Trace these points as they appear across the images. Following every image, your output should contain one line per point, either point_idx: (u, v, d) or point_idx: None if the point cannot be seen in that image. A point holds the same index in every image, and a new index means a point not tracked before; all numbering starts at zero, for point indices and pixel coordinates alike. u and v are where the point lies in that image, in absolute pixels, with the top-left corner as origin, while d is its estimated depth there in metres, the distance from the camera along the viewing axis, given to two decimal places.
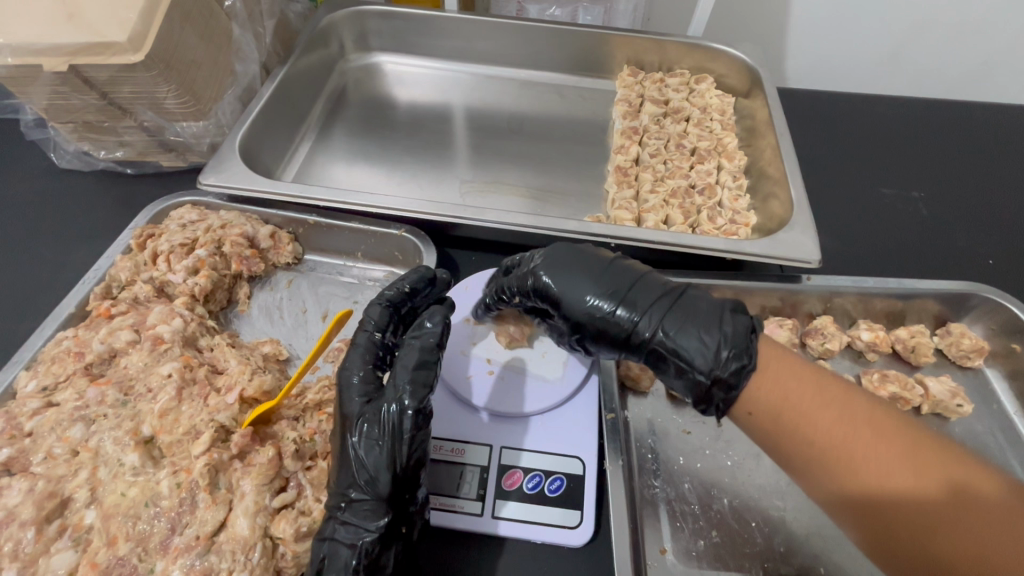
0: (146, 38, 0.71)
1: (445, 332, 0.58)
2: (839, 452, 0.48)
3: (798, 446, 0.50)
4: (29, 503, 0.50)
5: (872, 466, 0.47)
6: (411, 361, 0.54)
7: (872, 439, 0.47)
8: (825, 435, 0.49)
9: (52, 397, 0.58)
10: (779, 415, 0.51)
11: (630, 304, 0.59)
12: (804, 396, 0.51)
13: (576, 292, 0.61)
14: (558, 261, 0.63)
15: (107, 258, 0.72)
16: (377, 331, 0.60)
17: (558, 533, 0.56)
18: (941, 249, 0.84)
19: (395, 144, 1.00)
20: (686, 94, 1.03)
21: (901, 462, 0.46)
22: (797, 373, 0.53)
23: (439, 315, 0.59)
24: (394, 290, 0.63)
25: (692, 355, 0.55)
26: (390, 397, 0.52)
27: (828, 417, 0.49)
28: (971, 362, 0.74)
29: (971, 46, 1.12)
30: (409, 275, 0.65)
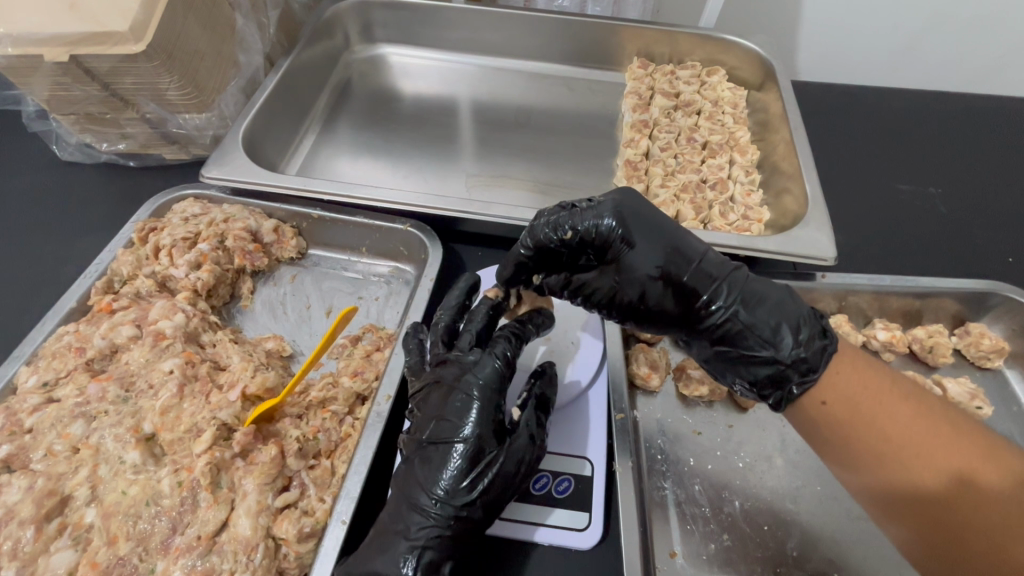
0: (148, 27, 0.69)
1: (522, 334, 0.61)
2: (910, 447, 0.48)
3: (869, 440, 0.50)
4: (28, 501, 0.49)
5: (943, 462, 0.47)
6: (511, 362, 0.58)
7: (946, 438, 0.47)
8: (898, 432, 0.49)
9: (52, 393, 0.57)
10: (850, 408, 0.51)
11: (705, 275, 0.57)
12: (877, 392, 0.51)
13: (650, 260, 0.57)
14: (632, 220, 0.58)
15: (108, 252, 0.71)
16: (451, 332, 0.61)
17: (566, 536, 0.55)
18: (960, 247, 0.81)
19: (401, 137, 0.99)
20: (697, 86, 1.00)
21: (976, 463, 0.46)
22: (873, 370, 0.53)
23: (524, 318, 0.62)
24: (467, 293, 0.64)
25: (765, 337, 0.55)
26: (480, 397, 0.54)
27: (901, 411, 0.50)
28: (991, 363, 0.72)
29: (992, 38, 1.09)
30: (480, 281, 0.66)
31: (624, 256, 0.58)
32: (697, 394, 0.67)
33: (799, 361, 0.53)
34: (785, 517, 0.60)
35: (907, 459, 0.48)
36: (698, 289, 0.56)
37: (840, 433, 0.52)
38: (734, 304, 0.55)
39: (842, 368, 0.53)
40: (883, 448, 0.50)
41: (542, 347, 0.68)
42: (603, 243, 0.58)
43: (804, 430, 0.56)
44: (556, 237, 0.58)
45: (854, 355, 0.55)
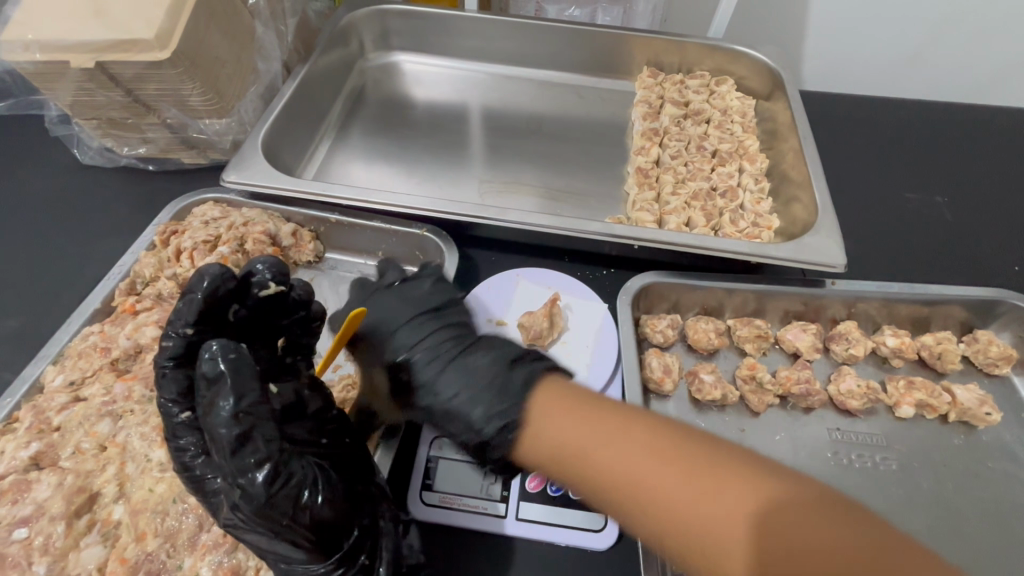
0: (172, 36, 0.71)
1: (231, 380, 0.44)
2: (662, 492, 0.42)
3: (625, 489, 0.43)
4: (58, 497, 0.50)
5: (700, 501, 0.40)
6: (220, 441, 0.43)
7: (639, 455, 0.43)
8: (610, 472, 0.44)
9: (80, 391, 0.59)
10: (576, 454, 0.45)
11: (459, 358, 0.55)
12: (575, 429, 0.46)
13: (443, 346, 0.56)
14: (388, 308, 0.61)
15: (131, 254, 0.73)
16: (185, 409, 0.50)
17: (584, 536, 0.56)
18: (967, 255, 0.83)
19: (414, 144, 1.00)
20: (706, 96, 1.02)
21: (678, 480, 0.42)
22: (568, 410, 0.48)
23: (220, 356, 0.45)
24: (173, 342, 0.50)
25: (491, 413, 0.51)
26: (230, 491, 0.43)
27: (620, 445, 0.44)
28: (998, 370, 0.73)
29: (995, 50, 1.11)
30: (182, 306, 0.50)
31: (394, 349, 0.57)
32: (709, 398, 0.68)
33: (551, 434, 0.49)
34: None
35: (673, 514, 0.41)
36: (429, 365, 0.55)
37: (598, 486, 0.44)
38: (462, 376, 0.54)
39: (548, 414, 0.48)
40: (667, 505, 0.41)
41: (557, 351, 0.69)
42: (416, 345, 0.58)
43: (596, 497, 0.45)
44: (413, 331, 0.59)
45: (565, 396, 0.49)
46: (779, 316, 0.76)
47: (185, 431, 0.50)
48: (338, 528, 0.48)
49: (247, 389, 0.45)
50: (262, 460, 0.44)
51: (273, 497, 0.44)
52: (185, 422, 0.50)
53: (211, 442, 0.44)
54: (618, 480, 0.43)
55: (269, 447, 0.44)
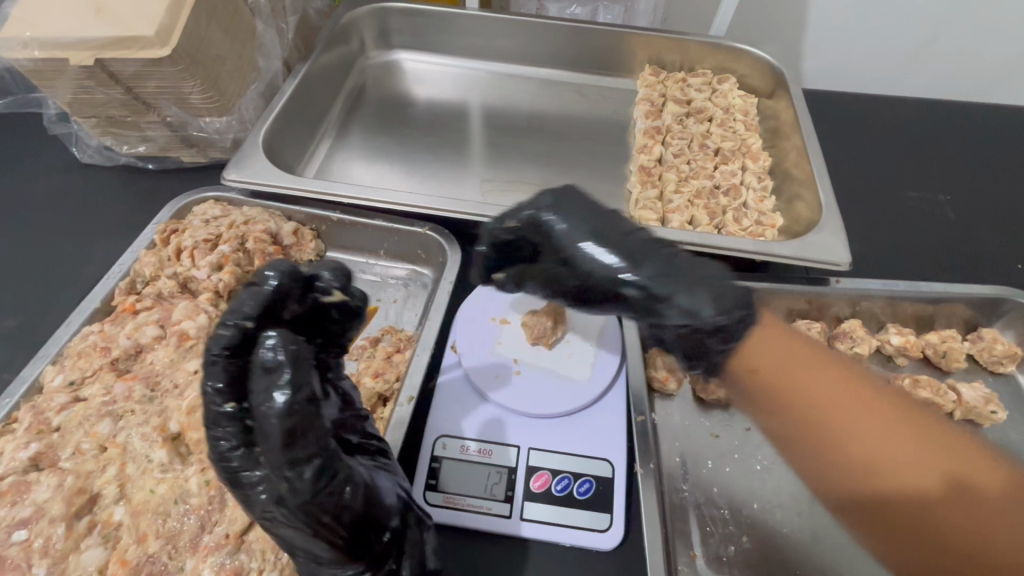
0: (173, 32, 0.70)
1: (298, 371, 0.41)
2: (860, 441, 0.47)
3: (829, 433, 0.48)
4: (58, 499, 0.50)
5: (908, 456, 0.46)
6: (274, 434, 0.40)
7: (899, 429, 0.47)
8: (835, 412, 0.48)
9: (79, 392, 0.58)
10: (800, 398, 0.49)
11: (630, 254, 0.56)
12: (801, 361, 0.50)
13: (576, 237, 0.58)
14: (565, 202, 0.60)
15: (131, 253, 0.72)
16: (229, 400, 0.41)
17: (588, 536, 0.56)
18: (970, 253, 0.83)
19: (415, 143, 1.00)
20: (708, 94, 1.02)
21: (905, 441, 0.47)
22: (806, 347, 0.51)
23: (281, 344, 0.41)
24: (231, 330, 0.42)
25: (689, 308, 0.52)
26: (275, 487, 0.40)
27: (842, 399, 0.48)
28: (1003, 368, 0.72)
29: (995, 48, 1.11)
30: (245, 295, 0.43)
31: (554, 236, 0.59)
32: (713, 397, 0.68)
33: (715, 331, 0.51)
34: (800, 515, 0.61)
35: (869, 460, 0.47)
36: (629, 260, 0.56)
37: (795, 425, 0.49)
38: (645, 263, 0.55)
39: (769, 340, 0.51)
40: (851, 452, 0.47)
41: (560, 349, 0.69)
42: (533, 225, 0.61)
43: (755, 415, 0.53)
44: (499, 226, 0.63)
45: (802, 342, 0.51)
46: (783, 315, 0.76)
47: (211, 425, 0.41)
48: (367, 532, 0.46)
49: (306, 385, 0.41)
50: (313, 456, 0.41)
51: (319, 495, 0.42)
52: (228, 417, 0.41)
53: (264, 436, 0.40)
54: (822, 434, 0.48)
55: (319, 445, 0.42)
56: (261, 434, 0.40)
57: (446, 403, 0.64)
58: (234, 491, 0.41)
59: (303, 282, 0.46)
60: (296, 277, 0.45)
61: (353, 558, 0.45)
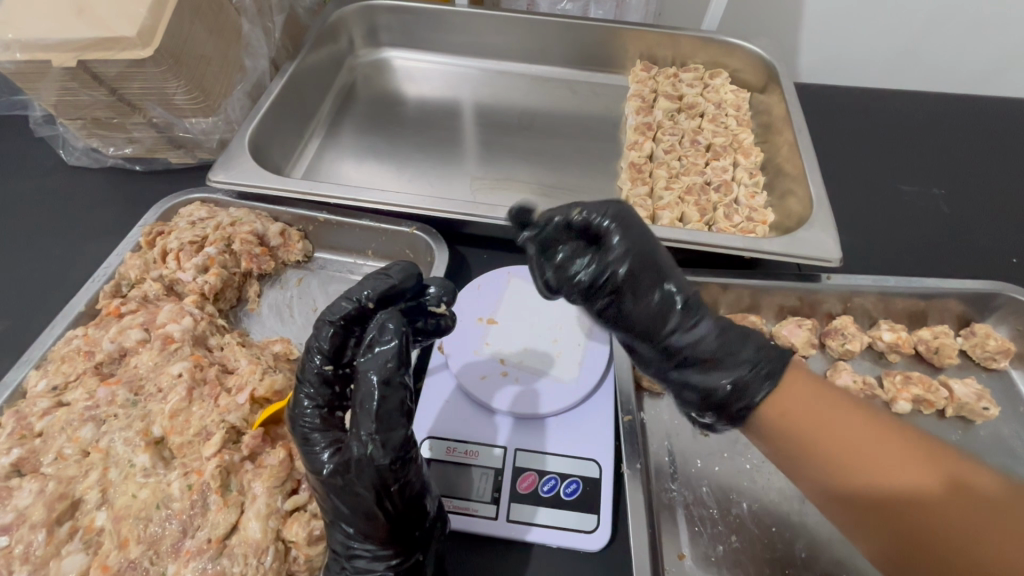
0: (155, 33, 0.70)
1: (402, 349, 0.48)
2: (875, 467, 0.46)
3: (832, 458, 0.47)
4: (39, 505, 0.49)
5: (902, 472, 0.45)
6: (369, 403, 0.46)
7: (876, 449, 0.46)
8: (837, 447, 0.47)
9: (63, 396, 0.58)
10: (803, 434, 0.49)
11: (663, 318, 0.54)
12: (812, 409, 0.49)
13: (644, 274, 0.55)
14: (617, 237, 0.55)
15: (116, 256, 0.72)
16: (327, 363, 0.52)
17: (575, 537, 0.55)
18: (964, 248, 0.82)
19: (404, 141, 0.99)
20: (700, 89, 1.01)
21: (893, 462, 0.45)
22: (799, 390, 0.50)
23: (391, 326, 0.48)
24: (351, 306, 0.53)
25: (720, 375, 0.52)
26: (358, 451, 0.46)
27: (845, 430, 0.47)
28: (997, 364, 0.72)
29: (991, 39, 1.09)
30: (371, 281, 0.55)
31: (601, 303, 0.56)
32: None
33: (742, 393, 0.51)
34: (787, 514, 0.60)
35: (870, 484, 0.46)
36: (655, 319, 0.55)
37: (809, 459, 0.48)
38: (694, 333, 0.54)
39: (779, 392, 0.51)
40: (851, 471, 0.46)
41: (548, 348, 0.68)
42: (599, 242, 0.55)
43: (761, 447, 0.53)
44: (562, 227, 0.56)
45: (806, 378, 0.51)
46: (774, 312, 0.75)
47: (311, 383, 0.51)
48: (414, 518, 0.49)
49: (405, 363, 0.48)
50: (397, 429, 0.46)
51: (396, 464, 0.46)
52: (323, 376, 0.52)
53: (358, 401, 0.46)
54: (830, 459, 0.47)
55: (406, 423, 0.47)
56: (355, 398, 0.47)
57: (432, 406, 0.64)
58: (306, 450, 0.49)
59: (419, 284, 0.57)
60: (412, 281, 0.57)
61: (394, 540, 0.49)
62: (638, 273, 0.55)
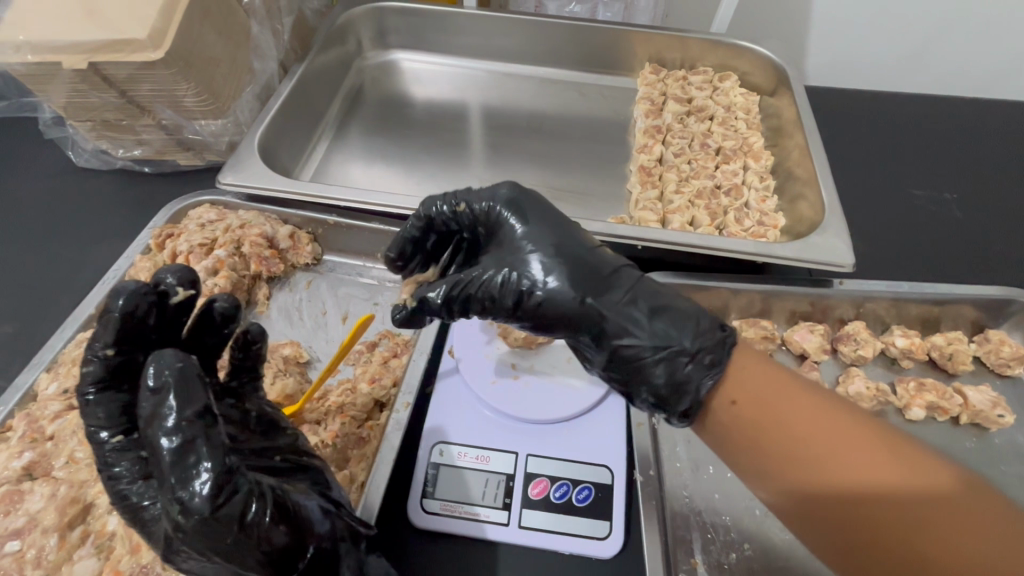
0: (166, 35, 0.70)
1: (192, 387, 0.38)
2: (828, 450, 0.45)
3: (788, 439, 0.47)
4: (51, 509, 0.49)
5: (855, 463, 0.44)
6: (164, 456, 0.36)
7: (839, 434, 0.46)
8: (799, 430, 0.47)
9: (73, 399, 0.58)
10: (766, 407, 0.49)
11: (596, 278, 0.52)
12: (779, 390, 0.50)
13: (539, 248, 0.53)
14: (527, 206, 0.56)
15: (126, 258, 0.72)
16: (117, 434, 0.43)
17: (588, 544, 0.55)
18: (976, 253, 0.81)
19: (413, 143, 0.99)
20: (709, 92, 1.00)
21: (856, 449, 0.45)
22: (767, 368, 0.51)
23: (166, 365, 0.37)
24: (95, 365, 0.42)
25: (654, 338, 0.51)
26: (167, 510, 0.37)
27: (800, 408, 0.48)
28: (1011, 371, 0.71)
29: (1002, 42, 1.09)
30: (104, 329, 0.43)
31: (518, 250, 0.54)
32: None
33: (697, 355, 0.50)
34: None
35: (832, 466, 0.45)
36: (590, 281, 0.52)
37: (752, 442, 0.49)
38: (631, 297, 0.52)
39: (736, 367, 0.51)
40: (811, 458, 0.46)
41: (560, 353, 0.68)
42: (488, 221, 0.57)
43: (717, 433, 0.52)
44: (448, 212, 0.60)
45: (758, 359, 0.52)
46: (786, 317, 0.75)
47: (119, 457, 0.43)
48: (296, 545, 0.43)
49: (202, 401, 0.38)
50: (207, 469, 0.36)
51: (219, 509, 0.37)
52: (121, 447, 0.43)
53: (154, 461, 0.37)
54: (778, 443, 0.47)
55: (217, 454, 0.37)
56: (152, 461, 0.37)
57: (443, 409, 0.63)
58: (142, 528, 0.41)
59: (153, 303, 0.44)
60: (153, 290, 0.44)
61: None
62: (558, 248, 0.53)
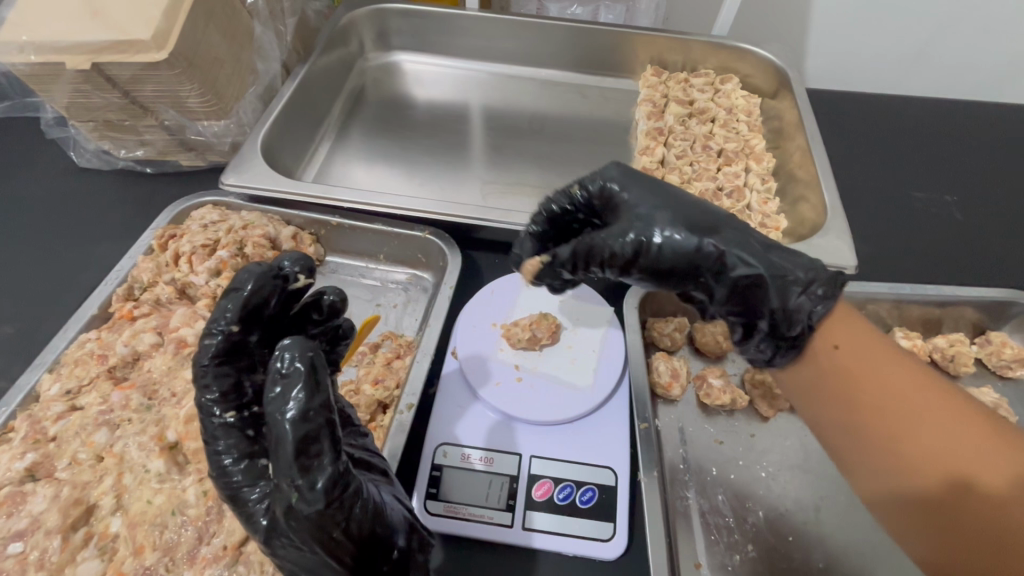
0: (170, 36, 0.70)
1: (318, 374, 0.40)
2: (929, 429, 0.44)
3: (886, 414, 0.46)
4: (54, 510, 0.49)
5: (958, 448, 0.43)
6: (288, 443, 0.38)
7: (940, 414, 0.44)
8: (901, 406, 0.45)
9: (76, 400, 0.58)
10: (863, 378, 0.47)
11: (703, 226, 0.52)
12: (889, 363, 0.47)
13: (645, 207, 0.54)
14: (634, 176, 0.57)
15: (129, 259, 0.71)
16: (230, 411, 0.45)
17: (591, 546, 0.55)
18: (977, 255, 0.81)
19: (415, 144, 0.99)
20: (711, 94, 1.01)
21: (959, 433, 0.43)
22: (877, 341, 0.49)
23: (298, 354, 0.40)
24: (217, 339, 0.45)
25: (773, 275, 0.49)
26: (283, 493, 0.39)
27: (906, 379, 0.46)
28: (1012, 372, 0.71)
29: (1000, 46, 1.09)
30: (229, 301, 0.46)
31: (631, 209, 0.54)
32: (718, 403, 0.66)
33: (808, 286, 0.49)
34: (801, 524, 0.60)
35: (928, 446, 0.44)
36: (704, 231, 0.52)
37: (846, 412, 0.48)
38: (739, 242, 0.51)
39: (841, 330, 0.49)
40: (911, 436, 0.45)
41: (564, 354, 0.68)
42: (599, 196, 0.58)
43: (806, 390, 0.51)
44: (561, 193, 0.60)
45: (864, 327, 0.50)
46: None
47: (226, 434, 0.44)
48: (375, 539, 0.44)
49: (323, 393, 0.40)
50: (327, 462, 0.39)
51: (327, 505, 0.40)
52: (228, 425, 0.44)
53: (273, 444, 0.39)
54: (877, 417, 0.46)
55: (332, 455, 0.40)
56: (272, 444, 0.39)
57: (447, 411, 0.63)
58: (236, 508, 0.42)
59: (276, 287, 0.48)
60: (277, 275, 0.48)
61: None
62: (673, 206, 0.53)
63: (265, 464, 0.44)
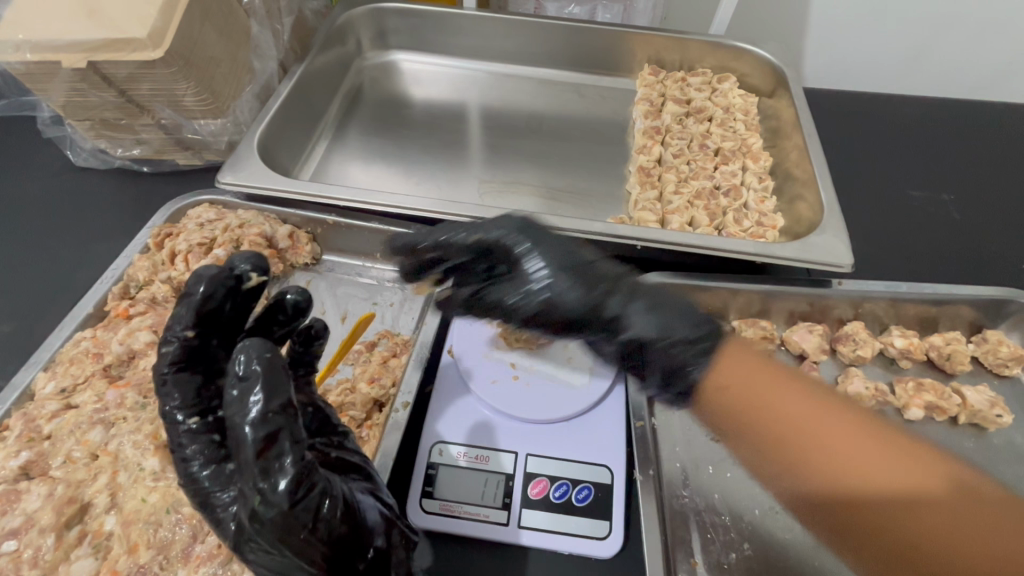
0: (166, 34, 0.70)
1: (278, 377, 0.41)
2: (827, 456, 0.50)
3: (790, 444, 0.51)
4: (48, 509, 0.49)
5: (860, 467, 0.50)
6: (248, 445, 0.39)
7: (844, 439, 0.50)
8: (807, 439, 0.50)
9: (71, 399, 0.58)
10: (763, 411, 0.51)
11: (584, 281, 0.54)
12: (784, 394, 0.52)
13: (549, 272, 0.54)
14: (534, 235, 0.56)
15: (124, 258, 0.71)
16: (193, 417, 0.46)
17: (587, 544, 0.55)
18: (973, 254, 0.81)
19: (412, 144, 0.99)
20: (708, 93, 1.01)
21: (867, 453, 0.50)
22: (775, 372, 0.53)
23: (255, 353, 0.40)
24: (174, 346, 0.47)
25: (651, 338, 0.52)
26: (248, 498, 0.39)
27: (803, 407, 0.51)
28: (1009, 371, 0.71)
29: (998, 45, 1.09)
30: (181, 303, 0.47)
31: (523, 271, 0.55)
32: None
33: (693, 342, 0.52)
34: (801, 520, 0.59)
35: (833, 467, 0.51)
36: (594, 293, 0.53)
37: (750, 437, 0.53)
38: (627, 302, 0.54)
39: (737, 365, 0.53)
40: (816, 458, 0.51)
41: (560, 353, 0.68)
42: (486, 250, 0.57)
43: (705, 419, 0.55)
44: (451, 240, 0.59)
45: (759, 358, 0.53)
46: (785, 317, 0.75)
47: (193, 439, 0.46)
48: (352, 539, 0.45)
49: (283, 398, 0.40)
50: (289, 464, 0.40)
51: (294, 502, 0.40)
52: (194, 429, 0.46)
53: (236, 447, 0.40)
54: (787, 446, 0.51)
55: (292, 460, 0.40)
56: (234, 449, 0.40)
57: (443, 410, 0.63)
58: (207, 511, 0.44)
59: (232, 288, 0.49)
60: (231, 275, 0.48)
61: None
62: (569, 269, 0.54)
63: (231, 469, 0.45)
